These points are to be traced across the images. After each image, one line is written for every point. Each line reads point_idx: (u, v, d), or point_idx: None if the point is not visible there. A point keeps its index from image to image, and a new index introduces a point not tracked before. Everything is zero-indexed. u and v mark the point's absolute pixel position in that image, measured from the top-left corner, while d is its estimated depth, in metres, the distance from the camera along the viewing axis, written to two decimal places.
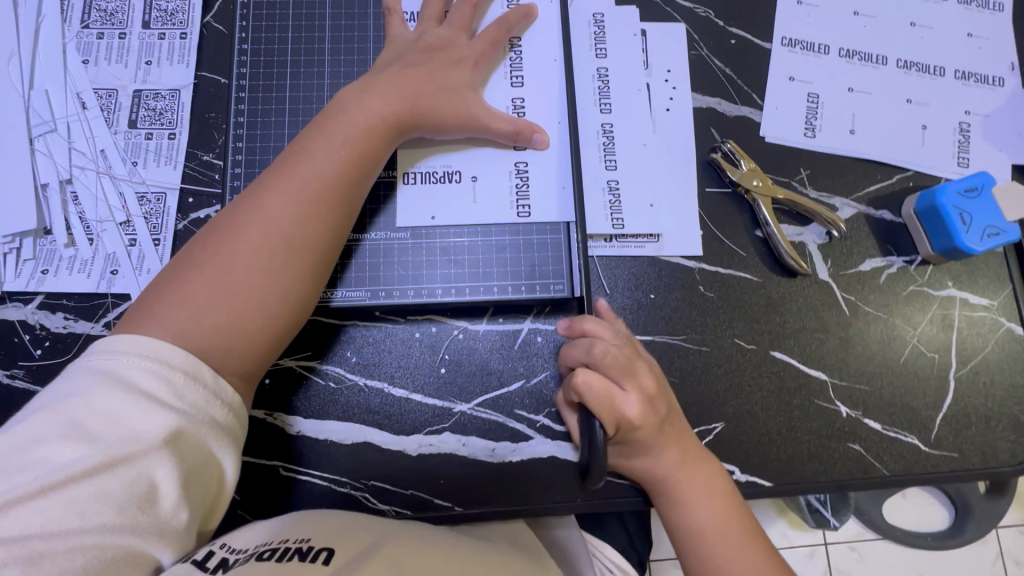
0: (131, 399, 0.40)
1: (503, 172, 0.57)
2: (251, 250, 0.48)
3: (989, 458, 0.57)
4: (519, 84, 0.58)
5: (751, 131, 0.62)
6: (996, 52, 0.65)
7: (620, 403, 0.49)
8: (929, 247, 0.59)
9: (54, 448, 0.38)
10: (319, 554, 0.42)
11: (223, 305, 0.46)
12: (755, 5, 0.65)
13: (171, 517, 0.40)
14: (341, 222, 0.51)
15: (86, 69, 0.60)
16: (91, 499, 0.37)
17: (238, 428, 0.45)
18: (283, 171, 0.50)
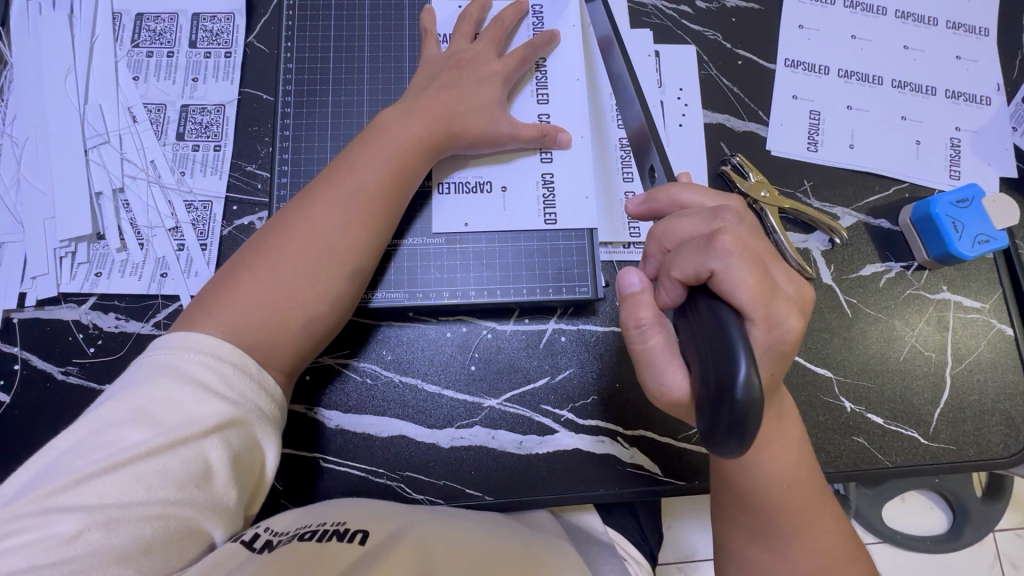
0: (191, 388, 0.43)
1: (530, 181, 0.61)
2: (299, 253, 0.51)
3: (983, 451, 0.61)
4: (545, 101, 0.63)
5: (759, 145, 0.67)
6: (984, 74, 0.70)
7: (770, 288, 0.39)
8: (925, 253, 0.64)
9: (124, 431, 0.41)
10: (354, 535, 0.46)
11: (270, 302, 0.50)
12: (760, 29, 0.70)
13: (223, 495, 0.43)
14: (381, 231, 0.55)
15: (136, 85, 0.64)
16: (156, 475, 0.40)
17: (279, 421, 0.48)
18: (328, 181, 0.54)
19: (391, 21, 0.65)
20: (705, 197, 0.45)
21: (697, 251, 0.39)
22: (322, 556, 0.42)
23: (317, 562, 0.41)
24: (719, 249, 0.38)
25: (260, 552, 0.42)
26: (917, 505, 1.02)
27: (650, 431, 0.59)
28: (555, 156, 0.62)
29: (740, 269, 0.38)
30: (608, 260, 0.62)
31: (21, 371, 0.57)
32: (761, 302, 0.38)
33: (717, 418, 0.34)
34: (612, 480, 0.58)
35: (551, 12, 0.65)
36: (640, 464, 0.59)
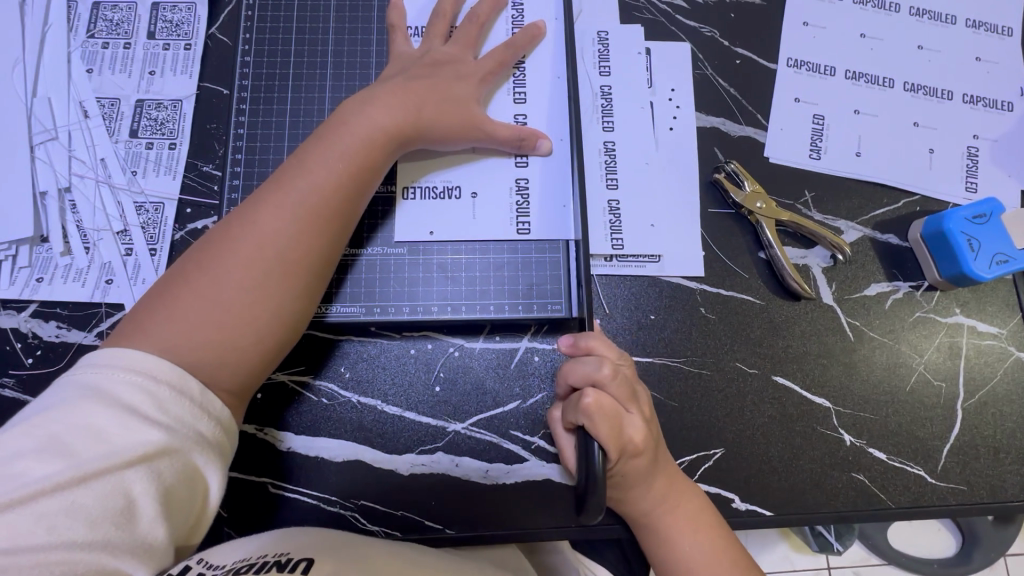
0: (116, 413, 0.39)
1: (503, 187, 0.57)
2: (245, 265, 0.47)
3: (998, 492, 0.55)
4: (522, 101, 0.58)
5: (755, 152, 0.62)
6: (1005, 77, 0.64)
7: (627, 430, 0.47)
8: (936, 272, 0.58)
9: (28, 462, 0.37)
10: (297, 565, 0.40)
11: (214, 320, 0.45)
12: (761, 26, 0.65)
13: (149, 533, 0.39)
14: (337, 235, 0.50)
15: (90, 78, 0.60)
16: (65, 513, 0.36)
17: (226, 447, 0.44)
18: (279, 185, 0.49)
19: (359, 12, 0.61)
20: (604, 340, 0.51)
21: (574, 407, 0.48)
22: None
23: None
24: (585, 409, 0.46)
25: None
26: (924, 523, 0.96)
27: None
28: (531, 162, 0.57)
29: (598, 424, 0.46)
30: (606, 275, 0.58)
31: None
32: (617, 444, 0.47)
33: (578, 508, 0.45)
34: None
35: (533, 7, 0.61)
36: None
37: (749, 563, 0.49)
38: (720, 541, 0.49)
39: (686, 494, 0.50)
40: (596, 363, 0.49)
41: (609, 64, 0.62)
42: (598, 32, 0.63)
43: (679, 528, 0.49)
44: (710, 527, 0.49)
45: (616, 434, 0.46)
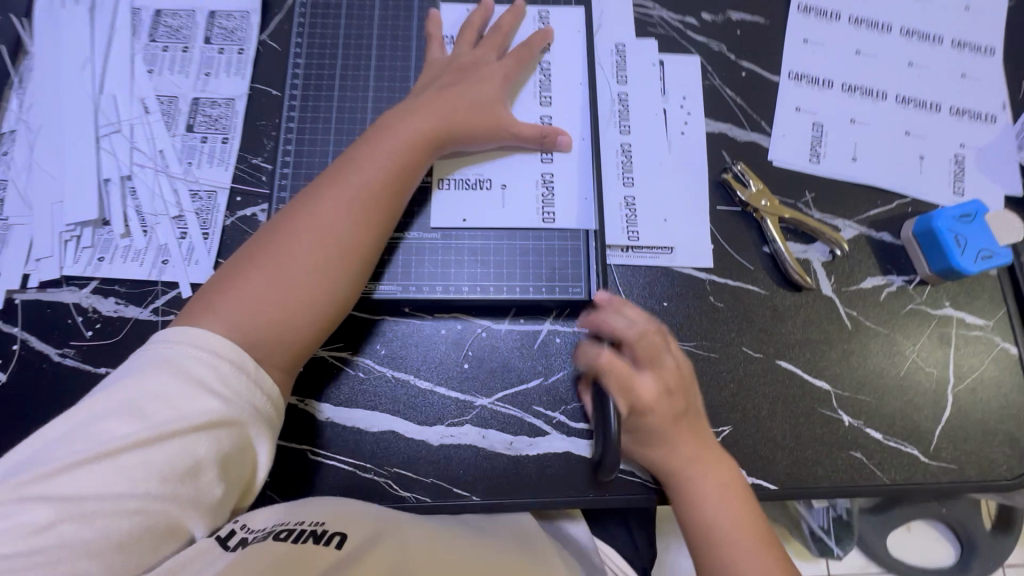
0: (186, 383, 0.43)
1: (530, 180, 0.62)
2: (303, 252, 0.51)
3: (987, 473, 0.59)
4: (547, 103, 0.64)
5: (760, 156, 0.67)
6: (988, 92, 0.70)
7: (635, 387, 0.53)
8: (926, 267, 0.63)
9: (109, 423, 0.41)
10: (331, 538, 0.45)
11: (275, 302, 0.50)
12: (765, 42, 0.71)
13: (209, 490, 0.43)
14: (382, 228, 0.55)
15: (150, 78, 0.66)
16: (140, 468, 0.40)
17: (275, 420, 0.48)
18: (334, 182, 0.54)
19: (400, 22, 0.67)
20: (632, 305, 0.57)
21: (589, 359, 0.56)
22: (296, 561, 0.42)
23: (290, 565, 0.41)
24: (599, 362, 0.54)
25: (234, 550, 0.42)
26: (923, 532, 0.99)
27: None
28: (555, 157, 0.63)
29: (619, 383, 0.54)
30: (622, 264, 0.62)
31: (18, 350, 0.58)
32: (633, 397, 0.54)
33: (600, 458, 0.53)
34: (602, 486, 0.57)
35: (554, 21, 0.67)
36: (630, 471, 0.57)
37: (775, 541, 0.53)
38: (749, 514, 0.53)
39: (722, 466, 0.54)
40: (618, 324, 0.55)
41: (626, 73, 0.68)
42: (616, 45, 0.69)
43: (711, 495, 0.53)
44: (741, 500, 0.53)
45: (622, 387, 0.53)
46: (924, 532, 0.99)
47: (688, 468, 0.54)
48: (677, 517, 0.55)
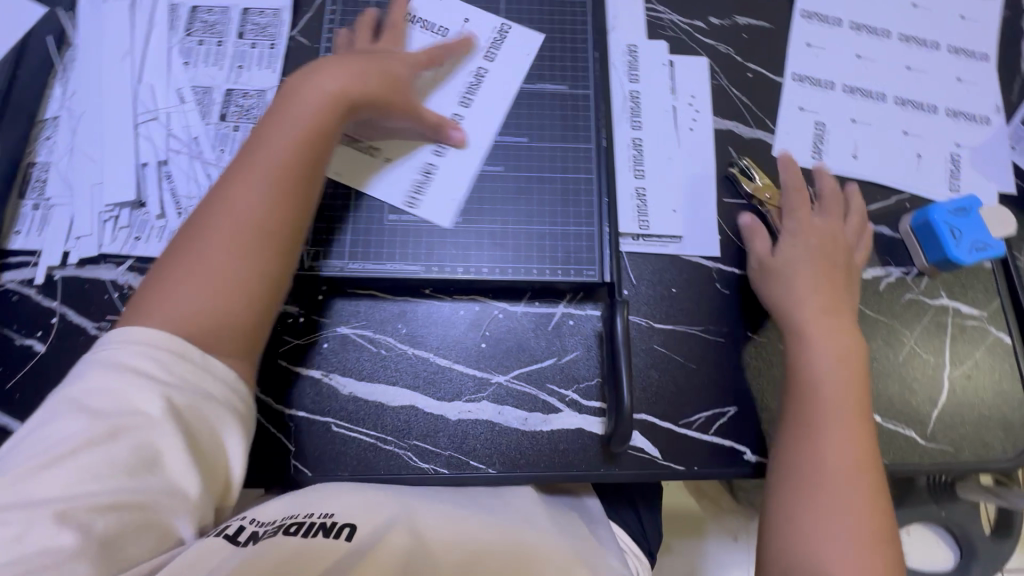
0: (126, 377, 0.43)
1: (411, 168, 0.65)
2: (224, 235, 0.50)
3: (982, 456, 0.62)
4: (466, 105, 0.67)
5: (765, 152, 0.70)
6: (982, 95, 0.73)
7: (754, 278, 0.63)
8: (923, 258, 0.66)
9: (64, 425, 0.42)
10: (341, 530, 0.48)
11: (206, 288, 0.49)
12: (770, 45, 0.75)
13: (179, 481, 0.43)
14: (307, 189, 0.54)
15: (186, 69, 0.69)
16: (103, 463, 0.41)
17: (236, 398, 0.48)
18: (246, 161, 0.53)
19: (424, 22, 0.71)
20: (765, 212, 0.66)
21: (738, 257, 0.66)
22: (309, 554, 0.45)
23: (304, 557, 0.45)
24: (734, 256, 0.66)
25: (246, 545, 0.45)
26: (925, 539, 0.98)
27: (652, 416, 0.60)
28: (447, 152, 0.65)
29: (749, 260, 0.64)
30: (633, 251, 0.66)
31: (57, 324, 0.60)
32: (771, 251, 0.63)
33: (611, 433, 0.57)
34: (612, 461, 0.59)
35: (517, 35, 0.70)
36: (640, 447, 0.60)
37: (871, 423, 0.56)
38: (854, 388, 0.56)
39: (845, 338, 0.58)
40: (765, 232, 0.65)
41: (637, 72, 0.72)
42: (628, 45, 0.73)
43: (829, 356, 0.57)
44: (854, 374, 0.57)
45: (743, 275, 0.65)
46: (926, 538, 0.98)
47: (811, 342, 0.58)
48: (789, 360, 0.59)
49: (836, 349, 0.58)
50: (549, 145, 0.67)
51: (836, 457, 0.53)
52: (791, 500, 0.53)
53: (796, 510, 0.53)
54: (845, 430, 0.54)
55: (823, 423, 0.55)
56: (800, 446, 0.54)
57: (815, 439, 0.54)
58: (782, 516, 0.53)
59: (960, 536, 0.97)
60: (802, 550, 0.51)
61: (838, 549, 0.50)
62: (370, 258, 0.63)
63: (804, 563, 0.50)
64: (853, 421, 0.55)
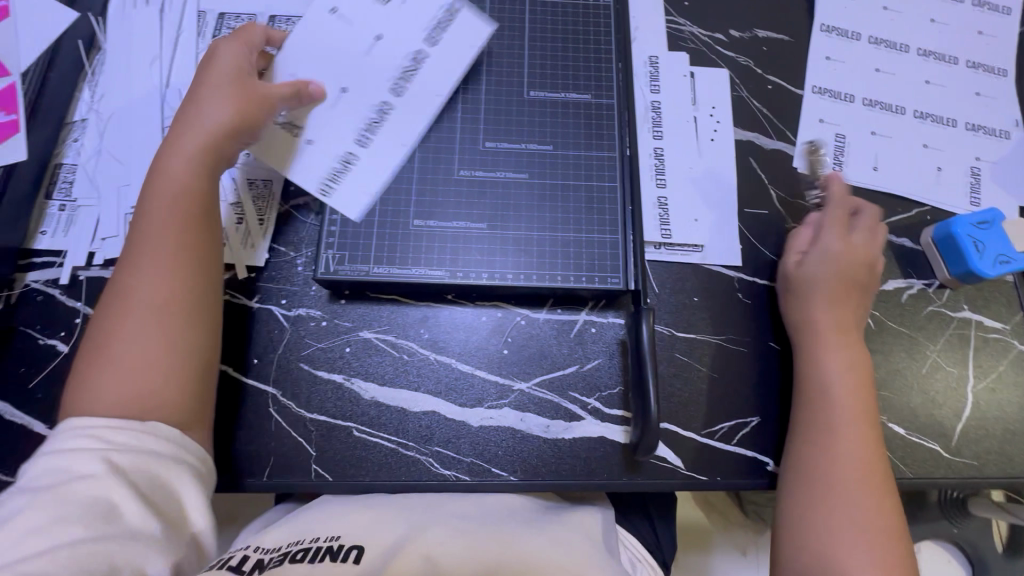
0: (69, 452, 0.45)
1: (323, 157, 0.63)
2: (140, 317, 0.51)
3: (1006, 470, 0.61)
4: (399, 92, 0.65)
5: (786, 163, 0.71)
6: (1002, 110, 0.74)
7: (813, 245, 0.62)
8: (945, 271, 0.66)
9: (12, 505, 0.43)
10: (349, 552, 0.48)
11: (133, 372, 0.50)
12: (790, 58, 0.75)
13: (140, 524, 0.44)
14: (215, 259, 0.57)
15: None
16: (59, 521, 0.42)
17: (182, 451, 0.49)
18: (136, 241, 0.54)
19: None
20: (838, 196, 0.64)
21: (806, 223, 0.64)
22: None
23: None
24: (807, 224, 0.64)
25: (251, 574, 0.45)
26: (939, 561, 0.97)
27: (674, 425, 0.60)
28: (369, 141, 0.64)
29: (838, 232, 0.62)
30: (655, 259, 0.66)
31: (81, 324, 0.61)
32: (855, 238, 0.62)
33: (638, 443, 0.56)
34: (635, 470, 0.59)
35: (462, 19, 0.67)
36: (662, 456, 0.59)
37: (875, 428, 0.56)
38: (864, 392, 0.57)
39: (855, 345, 0.59)
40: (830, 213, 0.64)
41: (658, 83, 0.72)
42: (649, 56, 0.73)
43: (838, 362, 0.58)
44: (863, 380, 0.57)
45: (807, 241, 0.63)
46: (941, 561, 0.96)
47: (817, 351, 0.59)
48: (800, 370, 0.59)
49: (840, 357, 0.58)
50: (572, 153, 0.67)
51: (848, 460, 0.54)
52: (807, 500, 0.54)
53: (807, 513, 0.53)
54: (856, 437, 0.55)
55: (829, 431, 0.55)
56: (814, 449, 0.55)
57: (819, 445, 0.55)
58: (795, 516, 0.54)
59: (974, 555, 0.96)
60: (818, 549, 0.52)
61: (857, 550, 0.50)
62: (357, 261, 0.62)
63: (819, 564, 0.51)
64: (856, 431, 0.55)
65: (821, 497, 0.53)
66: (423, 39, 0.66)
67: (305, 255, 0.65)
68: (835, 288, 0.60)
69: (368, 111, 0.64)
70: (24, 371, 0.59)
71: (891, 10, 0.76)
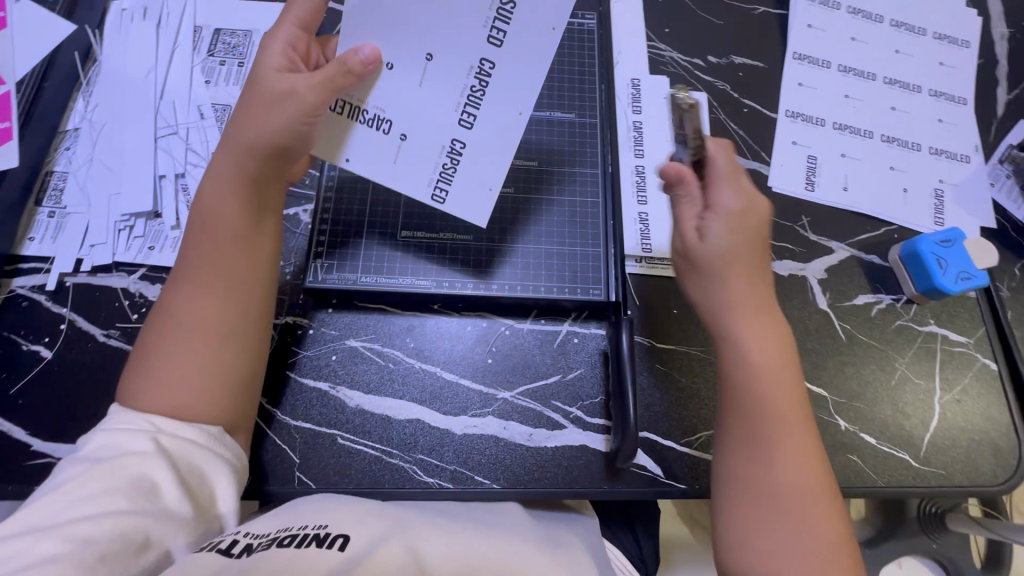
0: (124, 433, 0.46)
1: (434, 145, 0.54)
2: (202, 334, 0.51)
3: (974, 479, 0.63)
4: (499, 42, 0.51)
5: (760, 182, 0.74)
6: (962, 136, 0.78)
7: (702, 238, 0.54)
8: (912, 286, 0.69)
9: (67, 472, 0.44)
10: (335, 540, 0.45)
11: (193, 385, 0.49)
12: (765, 83, 0.79)
13: (176, 508, 0.44)
14: (269, 275, 0.56)
15: (207, 87, 0.71)
16: (105, 492, 0.42)
17: (224, 448, 0.49)
18: (198, 251, 0.53)
19: None
20: (711, 162, 0.54)
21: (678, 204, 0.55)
22: (299, 563, 0.41)
23: (292, 568, 0.41)
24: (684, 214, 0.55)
25: (239, 557, 0.42)
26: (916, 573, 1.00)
27: (655, 434, 0.62)
28: (476, 122, 0.53)
29: (733, 190, 0.54)
30: (637, 272, 0.68)
31: (66, 330, 0.61)
32: (749, 195, 0.54)
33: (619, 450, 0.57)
34: (615, 478, 0.60)
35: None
36: (642, 465, 0.60)
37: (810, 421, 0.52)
38: (793, 386, 0.52)
39: (775, 328, 0.54)
40: (717, 193, 0.54)
41: (640, 105, 0.76)
42: (632, 80, 0.77)
43: (760, 354, 0.52)
44: (788, 370, 0.53)
45: (689, 236, 0.54)
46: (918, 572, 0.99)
47: (744, 350, 0.53)
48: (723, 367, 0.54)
49: (767, 347, 0.53)
50: (558, 170, 0.69)
51: (782, 463, 0.50)
52: (745, 514, 0.50)
53: (742, 522, 0.50)
54: (792, 442, 0.51)
55: (765, 436, 0.51)
56: (743, 460, 0.51)
57: (753, 452, 0.51)
58: (735, 528, 0.50)
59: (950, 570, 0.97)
60: (757, 567, 0.48)
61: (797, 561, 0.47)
62: (383, 271, 0.64)
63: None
64: (795, 429, 0.51)
65: (769, 515, 0.49)
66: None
67: (293, 264, 0.66)
68: (741, 262, 0.53)
69: (463, 77, 0.52)
70: (5, 377, 0.59)
71: (858, 41, 0.81)
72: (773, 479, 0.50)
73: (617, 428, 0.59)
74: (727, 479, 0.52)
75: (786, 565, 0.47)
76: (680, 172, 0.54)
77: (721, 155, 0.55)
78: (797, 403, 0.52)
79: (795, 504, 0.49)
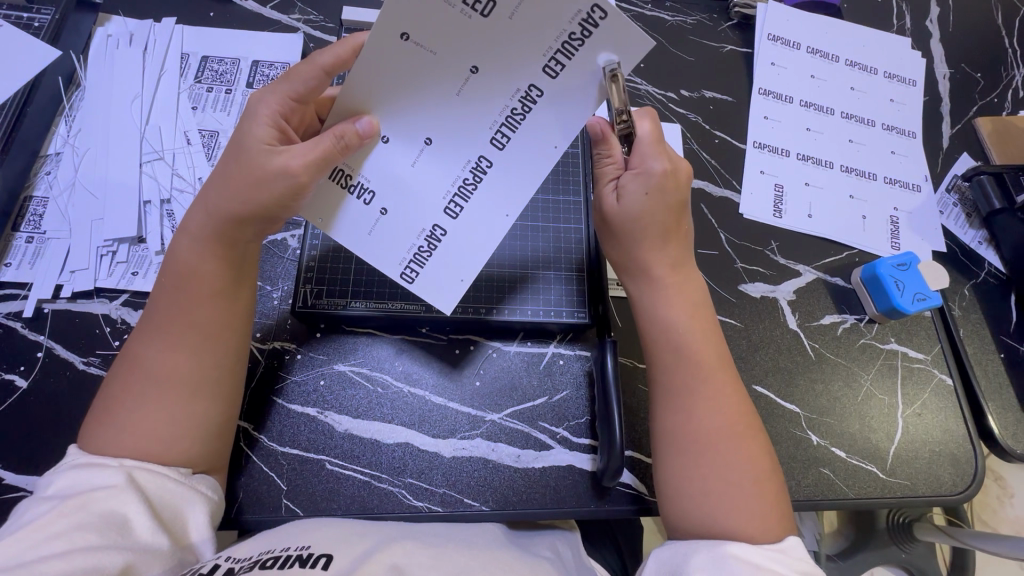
0: (94, 468, 0.45)
1: (412, 228, 0.53)
2: (176, 386, 0.50)
3: (936, 488, 0.67)
4: (501, 145, 0.51)
5: (732, 209, 0.78)
6: (913, 166, 0.84)
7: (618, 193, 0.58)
8: (874, 308, 0.73)
9: (32, 511, 0.43)
10: (318, 560, 0.44)
11: (164, 436, 0.48)
12: (734, 116, 0.84)
13: (151, 541, 0.43)
14: (243, 330, 0.55)
15: (194, 114, 0.72)
16: (74, 528, 0.41)
17: (197, 485, 0.49)
18: (175, 300, 0.52)
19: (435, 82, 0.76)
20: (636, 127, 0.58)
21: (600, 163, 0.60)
22: None
23: None
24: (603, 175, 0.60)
25: None
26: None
27: (641, 454, 0.64)
28: (462, 213, 0.53)
29: (656, 155, 0.57)
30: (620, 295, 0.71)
31: (42, 358, 0.59)
32: (673, 159, 0.58)
33: (606, 467, 0.59)
34: (602, 496, 0.61)
35: (614, 20, 0.45)
36: (626, 483, 0.62)
37: (732, 370, 0.57)
38: (707, 337, 0.58)
39: (689, 291, 0.59)
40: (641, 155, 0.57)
41: None
42: None
43: (677, 307, 0.58)
44: (703, 330, 0.58)
45: (608, 193, 0.60)
46: None
47: (666, 309, 0.58)
48: (648, 326, 0.59)
49: (685, 298, 0.59)
50: (542, 198, 0.72)
51: (703, 416, 0.54)
52: (678, 466, 0.53)
53: (675, 477, 0.53)
54: (714, 392, 0.55)
55: (686, 387, 0.55)
56: (671, 415, 0.55)
57: (678, 402, 0.55)
58: (671, 481, 0.53)
59: None
60: (692, 515, 0.51)
61: (730, 512, 0.50)
62: (372, 296, 0.65)
63: (704, 526, 0.51)
64: (716, 383, 0.55)
65: (697, 465, 0.52)
66: (543, 69, 0.47)
67: (282, 288, 0.66)
68: (656, 225, 0.58)
69: (458, 170, 0.52)
70: None
71: (817, 78, 0.87)
72: (705, 431, 0.53)
73: (602, 446, 0.60)
74: (659, 434, 0.56)
75: (718, 507, 0.51)
76: (605, 130, 0.59)
77: (648, 125, 0.58)
78: (714, 353, 0.57)
79: (726, 458, 0.52)
